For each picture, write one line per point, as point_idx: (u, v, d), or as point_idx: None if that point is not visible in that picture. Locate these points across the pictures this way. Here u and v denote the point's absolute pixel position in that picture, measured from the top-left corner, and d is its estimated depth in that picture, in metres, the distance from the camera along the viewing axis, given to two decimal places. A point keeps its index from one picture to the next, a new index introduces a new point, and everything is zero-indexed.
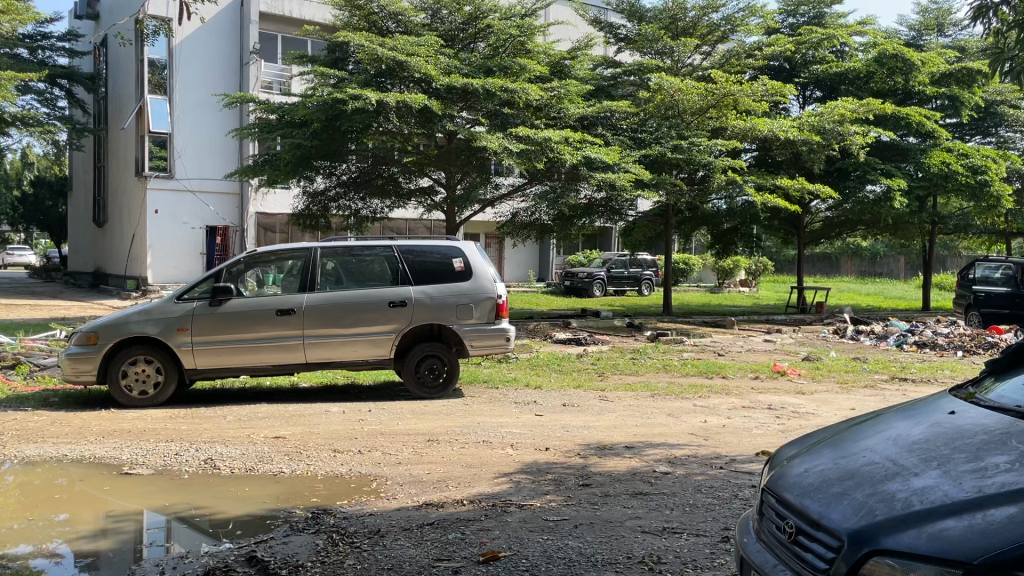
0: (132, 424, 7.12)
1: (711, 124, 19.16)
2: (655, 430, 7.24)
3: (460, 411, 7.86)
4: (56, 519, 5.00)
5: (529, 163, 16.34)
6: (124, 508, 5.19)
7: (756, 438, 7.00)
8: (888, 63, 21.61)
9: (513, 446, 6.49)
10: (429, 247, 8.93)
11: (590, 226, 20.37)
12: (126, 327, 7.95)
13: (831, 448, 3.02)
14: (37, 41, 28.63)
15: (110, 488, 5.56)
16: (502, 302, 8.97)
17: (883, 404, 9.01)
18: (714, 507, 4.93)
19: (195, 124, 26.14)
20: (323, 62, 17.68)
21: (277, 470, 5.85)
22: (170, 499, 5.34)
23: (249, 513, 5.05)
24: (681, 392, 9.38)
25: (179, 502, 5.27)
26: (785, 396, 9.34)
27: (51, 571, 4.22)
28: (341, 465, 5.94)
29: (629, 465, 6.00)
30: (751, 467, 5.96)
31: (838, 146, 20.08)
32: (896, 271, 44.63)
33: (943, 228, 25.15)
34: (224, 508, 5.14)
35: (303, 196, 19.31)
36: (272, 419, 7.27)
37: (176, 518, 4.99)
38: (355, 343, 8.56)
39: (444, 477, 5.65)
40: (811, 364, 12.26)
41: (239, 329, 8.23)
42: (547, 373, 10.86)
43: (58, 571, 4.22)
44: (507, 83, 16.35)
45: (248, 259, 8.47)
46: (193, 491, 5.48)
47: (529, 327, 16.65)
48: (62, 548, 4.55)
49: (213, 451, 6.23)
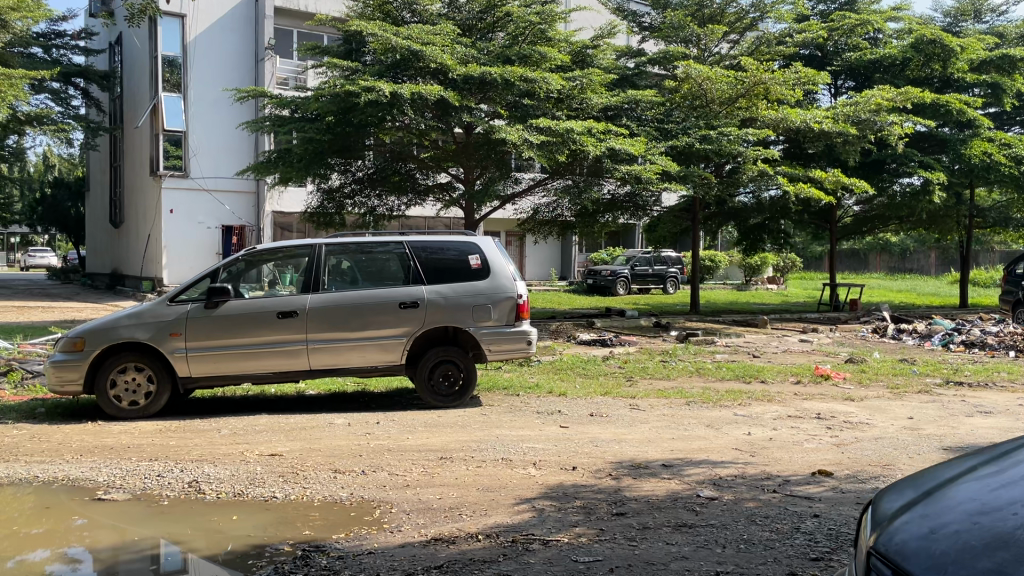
0: (116, 439, 6.47)
1: (741, 115, 18.17)
2: (696, 445, 6.48)
3: (478, 422, 7.15)
4: (16, 547, 4.38)
5: (551, 157, 15.48)
6: (94, 538, 4.53)
7: (810, 454, 6.25)
8: (925, 49, 20.53)
9: (536, 464, 5.77)
10: (445, 244, 8.23)
11: (614, 223, 19.75)
12: (115, 332, 7.31)
13: (957, 501, 2.30)
14: (51, 39, 28.30)
15: (82, 513, 4.92)
16: (523, 302, 8.24)
17: (943, 412, 8.18)
18: (774, 545, 4.20)
19: (209, 121, 25.63)
20: (338, 54, 17.04)
21: (269, 494, 5.16)
22: (146, 528, 4.68)
23: (234, 548, 4.36)
24: (719, 399, 8.60)
25: (163, 530, 4.65)
26: (833, 403, 8.54)
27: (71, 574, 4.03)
28: (342, 489, 5.24)
29: (667, 488, 5.26)
30: (810, 492, 5.21)
31: (874, 137, 19.09)
32: (927, 267, 43.25)
33: (980, 223, 24.18)
34: (211, 538, 4.51)
35: (317, 194, 18.60)
36: (270, 432, 6.59)
37: (167, 543, 4.44)
38: (364, 348, 7.85)
39: (458, 504, 4.95)
40: (856, 366, 11.45)
41: (237, 333, 7.57)
42: (572, 377, 10.12)
43: None
44: (528, 73, 15.50)
45: (249, 257, 7.85)
46: (174, 519, 4.82)
47: (552, 327, 15.98)
48: (80, 553, 4.33)
49: (198, 472, 5.55)
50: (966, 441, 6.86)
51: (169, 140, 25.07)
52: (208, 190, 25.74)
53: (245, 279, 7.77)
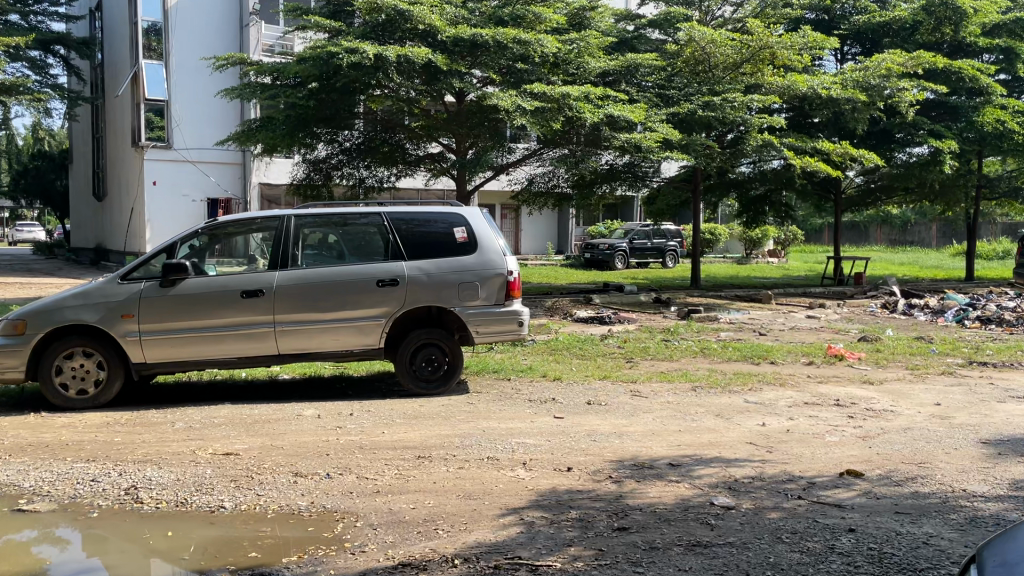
0: (55, 434, 5.75)
1: (746, 80, 17.63)
2: (704, 438, 5.80)
3: (463, 413, 6.45)
4: None
5: (546, 126, 14.61)
6: (31, 545, 4.01)
7: (834, 450, 5.56)
8: (936, 12, 19.57)
9: (525, 465, 5.07)
10: (430, 216, 7.49)
11: (612, 195, 19.05)
12: (60, 314, 6.60)
13: None
14: (29, 6, 27.24)
15: (9, 519, 4.30)
16: (514, 279, 7.51)
17: (971, 397, 7.49)
18: (807, 570, 3.52)
19: (191, 90, 24.67)
20: (322, 15, 16.14)
21: (215, 504, 4.46)
22: (85, 535, 4.11)
23: (178, 565, 3.75)
24: (727, 384, 7.88)
25: (100, 543, 4.03)
26: (851, 387, 7.86)
27: (58, 558, 3.87)
28: (302, 497, 4.54)
29: (676, 494, 4.56)
30: (840, 498, 4.53)
31: (883, 104, 18.25)
32: (928, 240, 42.55)
33: (988, 194, 23.41)
34: (157, 550, 3.93)
35: (303, 164, 17.78)
36: (229, 427, 5.87)
37: (98, 564, 3.79)
38: (337, 330, 7.13)
39: (434, 515, 4.26)
40: (871, 345, 10.76)
41: (196, 314, 6.84)
42: (567, 359, 9.42)
43: (64, 556, 3.88)
44: (522, 34, 14.59)
45: (211, 231, 7.11)
46: (108, 533, 4.14)
47: (548, 304, 15.29)
48: (65, 531, 4.17)
49: (140, 475, 4.85)
50: (1003, 431, 6.18)
51: (151, 110, 24.18)
52: (192, 161, 24.87)
53: (222, 253, 7.07)
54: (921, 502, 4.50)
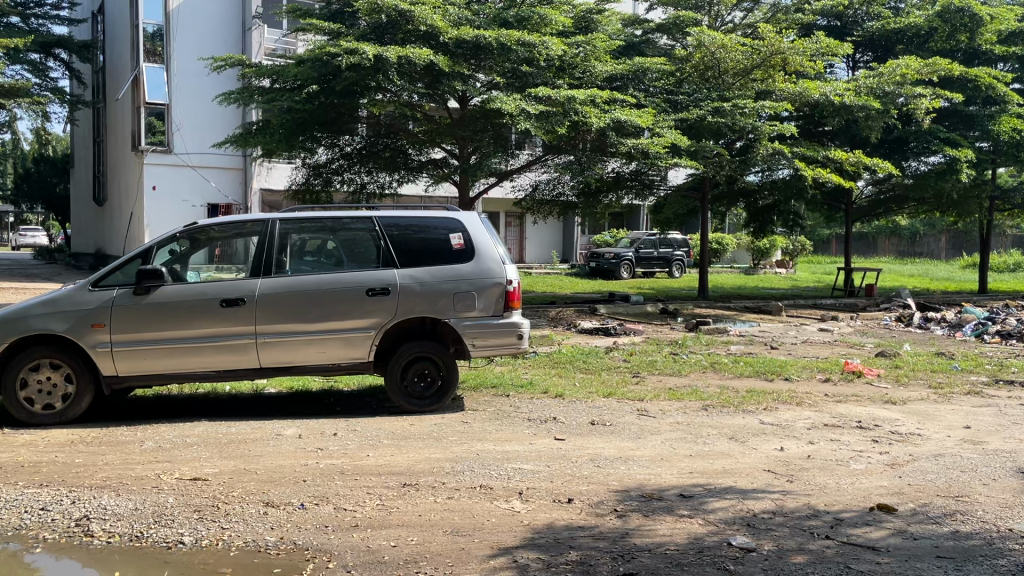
0: (12, 454, 5.29)
1: (756, 87, 17.16)
2: (718, 465, 5.31)
3: (455, 434, 5.97)
4: None
5: (551, 130, 14.08)
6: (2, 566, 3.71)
7: (861, 481, 5.06)
8: (952, 19, 19.06)
9: (521, 495, 4.59)
10: (425, 221, 7.05)
11: (618, 203, 18.59)
12: (25, 323, 6.15)
13: None
14: (30, 9, 26.94)
15: None
16: (514, 289, 7.04)
17: (1003, 420, 6.99)
18: None
19: (191, 93, 24.29)
20: (320, 17, 15.73)
21: (174, 539, 3.99)
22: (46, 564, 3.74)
23: None
24: (740, 402, 7.38)
25: None
26: (872, 407, 7.37)
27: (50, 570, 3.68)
28: (270, 532, 4.07)
29: (688, 533, 4.07)
30: (873, 539, 4.04)
31: (899, 112, 17.73)
32: (937, 252, 42.05)
33: (1003, 206, 22.85)
34: None
35: (302, 168, 17.39)
36: (200, 448, 5.40)
37: None
38: (324, 342, 6.68)
39: (416, 555, 3.79)
40: (888, 361, 10.24)
41: (171, 324, 6.39)
42: (571, 373, 8.93)
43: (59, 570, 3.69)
44: (526, 36, 14.15)
45: (190, 236, 6.66)
46: (59, 568, 3.70)
47: (551, 314, 14.82)
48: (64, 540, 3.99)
49: (97, 504, 4.39)
50: None
51: (151, 114, 23.82)
52: (192, 165, 24.49)
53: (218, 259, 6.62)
54: (963, 544, 4.01)
